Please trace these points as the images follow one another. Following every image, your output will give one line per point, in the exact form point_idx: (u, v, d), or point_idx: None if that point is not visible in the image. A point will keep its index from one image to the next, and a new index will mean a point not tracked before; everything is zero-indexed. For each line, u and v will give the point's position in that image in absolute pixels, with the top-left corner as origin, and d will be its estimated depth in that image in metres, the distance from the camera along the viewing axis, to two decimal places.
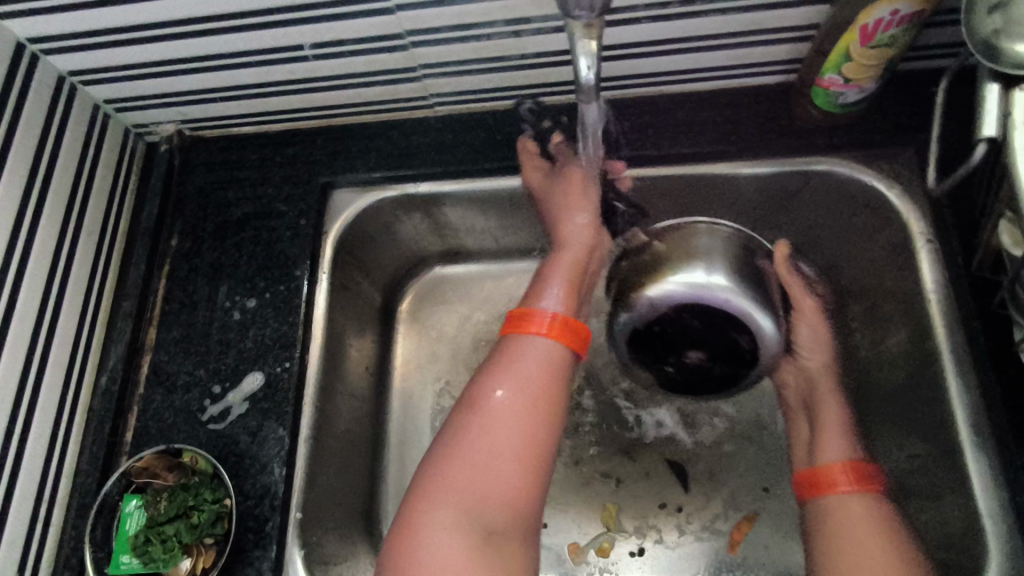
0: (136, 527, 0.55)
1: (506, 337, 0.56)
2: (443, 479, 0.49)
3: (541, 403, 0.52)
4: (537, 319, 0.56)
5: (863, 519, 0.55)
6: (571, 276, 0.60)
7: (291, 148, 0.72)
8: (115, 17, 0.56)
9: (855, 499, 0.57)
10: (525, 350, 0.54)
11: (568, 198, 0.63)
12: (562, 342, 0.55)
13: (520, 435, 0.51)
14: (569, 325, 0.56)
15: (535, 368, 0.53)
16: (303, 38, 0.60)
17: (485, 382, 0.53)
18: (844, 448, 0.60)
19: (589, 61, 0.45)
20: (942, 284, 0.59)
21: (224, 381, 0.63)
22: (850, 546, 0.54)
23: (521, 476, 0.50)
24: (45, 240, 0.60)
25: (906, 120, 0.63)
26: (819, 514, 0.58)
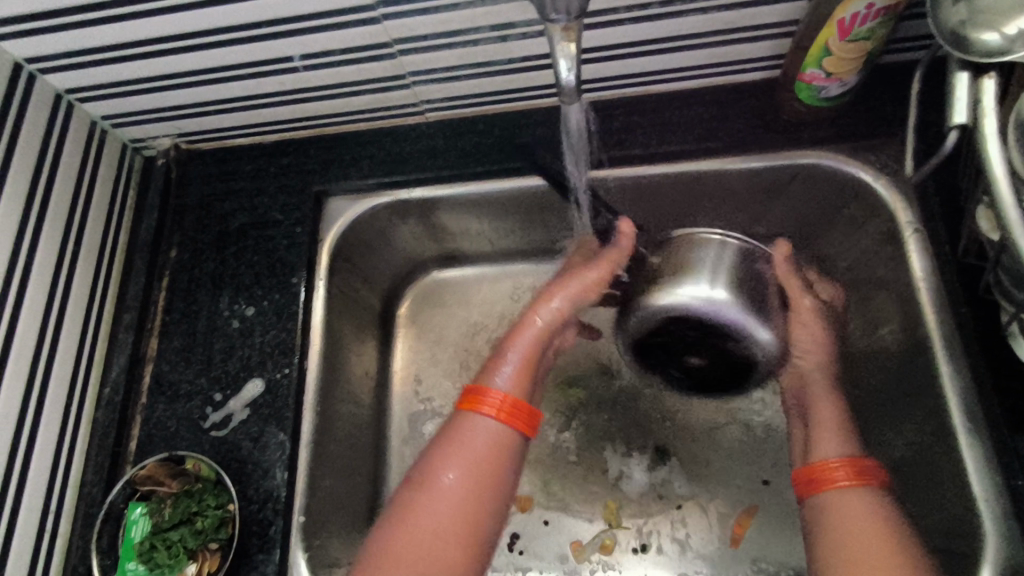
0: (141, 534, 0.56)
1: (459, 414, 0.58)
2: (390, 564, 0.51)
3: (485, 486, 0.55)
4: (490, 400, 0.58)
5: (865, 518, 0.53)
6: (526, 359, 0.61)
7: (286, 158, 0.73)
8: (108, 36, 0.58)
9: (855, 498, 0.55)
10: (472, 430, 0.57)
11: (570, 289, 0.65)
12: (508, 424, 0.57)
13: (465, 520, 0.53)
14: (519, 409, 0.58)
15: (482, 450, 0.56)
16: (293, 50, 0.61)
17: (436, 463, 0.55)
18: (842, 446, 0.58)
19: (569, 63, 0.46)
20: (930, 271, 0.60)
21: (225, 388, 0.63)
22: (855, 550, 0.52)
23: (463, 561, 0.52)
24: (46, 255, 0.61)
25: (889, 112, 0.64)
26: (818, 513, 0.55)
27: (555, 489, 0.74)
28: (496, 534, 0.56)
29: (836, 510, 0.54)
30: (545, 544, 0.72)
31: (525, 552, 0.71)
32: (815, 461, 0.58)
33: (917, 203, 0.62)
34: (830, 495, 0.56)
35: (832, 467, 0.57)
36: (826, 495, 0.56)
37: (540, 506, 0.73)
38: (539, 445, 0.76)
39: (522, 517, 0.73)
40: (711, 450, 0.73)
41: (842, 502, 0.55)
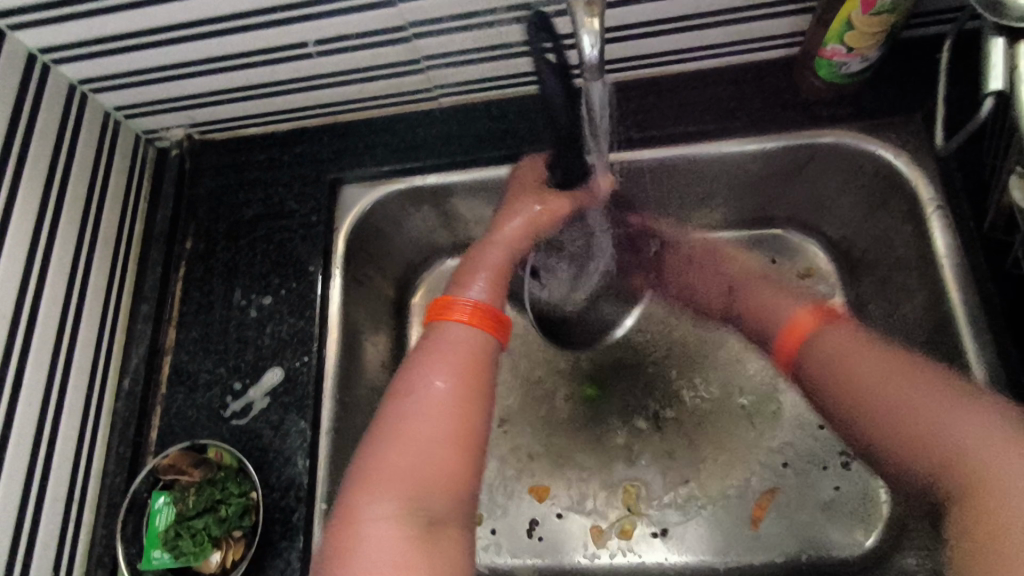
0: (166, 522, 0.56)
1: (436, 325, 0.56)
2: (380, 468, 0.48)
3: (466, 386, 0.52)
4: (457, 308, 0.56)
5: (846, 341, 0.55)
6: (498, 269, 0.60)
7: (298, 146, 0.73)
8: (121, 24, 0.58)
9: (841, 340, 0.56)
10: (446, 338, 0.55)
11: (524, 201, 0.64)
12: (484, 331, 0.56)
13: (456, 425, 0.50)
14: (492, 315, 0.57)
15: (466, 358, 0.54)
16: (306, 35, 0.61)
17: (424, 372, 0.52)
18: (791, 306, 0.62)
19: (593, 40, 0.45)
20: (954, 248, 0.59)
21: (244, 377, 0.63)
22: (862, 369, 0.53)
23: (457, 464, 0.50)
24: (64, 246, 0.61)
25: (911, 88, 0.63)
26: (829, 348, 0.56)
27: (572, 474, 0.73)
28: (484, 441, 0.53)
29: (852, 368, 0.53)
30: (564, 530, 0.71)
31: (545, 537, 0.71)
32: (786, 326, 0.61)
33: (940, 179, 0.61)
34: (820, 354, 0.56)
35: (793, 331, 0.60)
36: (834, 354, 0.55)
37: (559, 492, 0.73)
38: (555, 431, 0.75)
39: (539, 503, 0.73)
40: (724, 430, 0.73)
41: (836, 354, 0.55)
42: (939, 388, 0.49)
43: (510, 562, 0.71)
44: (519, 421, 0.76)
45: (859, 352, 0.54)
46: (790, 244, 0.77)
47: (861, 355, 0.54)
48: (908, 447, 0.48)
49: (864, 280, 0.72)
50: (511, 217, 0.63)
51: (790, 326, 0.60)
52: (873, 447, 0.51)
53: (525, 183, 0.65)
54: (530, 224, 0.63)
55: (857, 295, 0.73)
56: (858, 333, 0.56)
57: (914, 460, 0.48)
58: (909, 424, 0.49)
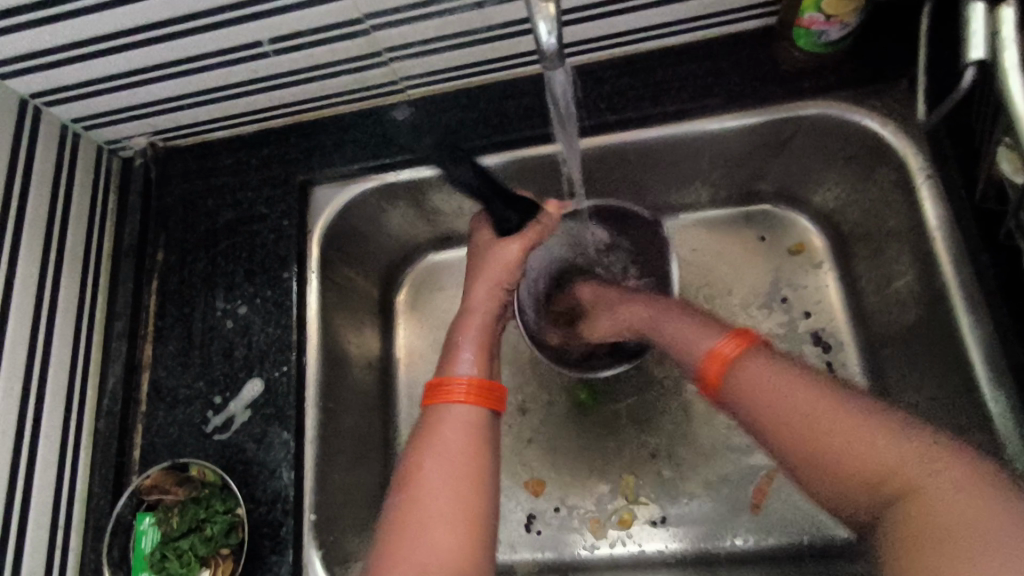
0: (151, 544, 0.56)
1: (429, 408, 0.55)
2: (392, 554, 0.47)
3: (465, 465, 0.51)
4: (454, 388, 0.55)
5: (770, 374, 0.49)
6: (482, 341, 0.59)
7: (266, 148, 0.71)
8: (64, 34, 0.55)
9: (769, 369, 0.50)
10: (446, 420, 0.53)
11: (489, 265, 0.61)
12: (480, 405, 0.54)
13: (453, 503, 0.49)
14: (486, 387, 0.55)
15: (460, 437, 0.52)
16: (260, 34, 0.58)
17: (419, 454, 0.52)
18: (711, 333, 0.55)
19: (549, 26, 0.42)
20: (945, 220, 0.57)
21: (224, 391, 0.62)
22: (783, 403, 0.47)
23: (462, 547, 0.47)
24: (28, 268, 0.59)
25: (896, 53, 0.60)
26: (735, 387, 0.51)
27: (567, 467, 0.72)
28: (493, 516, 0.50)
29: (769, 407, 0.48)
30: (560, 523, 0.71)
31: (543, 531, 0.71)
32: (702, 353, 0.54)
33: (930, 147, 0.59)
34: (742, 385, 0.50)
35: (715, 355, 0.53)
36: (747, 398, 0.49)
37: (554, 485, 0.72)
38: (549, 426, 0.74)
39: (535, 499, 0.72)
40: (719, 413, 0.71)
41: (767, 388, 0.49)
42: (876, 423, 0.44)
43: (510, 557, 0.70)
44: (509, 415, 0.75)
45: (791, 385, 0.48)
46: (778, 219, 0.75)
47: (791, 389, 0.48)
48: (844, 478, 0.44)
49: (854, 251, 0.70)
50: (481, 279, 0.61)
51: (704, 361, 0.53)
52: (817, 485, 0.45)
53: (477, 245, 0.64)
54: (501, 284, 0.62)
55: (848, 267, 0.71)
56: (786, 361, 0.50)
57: (856, 489, 0.43)
58: (865, 465, 0.43)
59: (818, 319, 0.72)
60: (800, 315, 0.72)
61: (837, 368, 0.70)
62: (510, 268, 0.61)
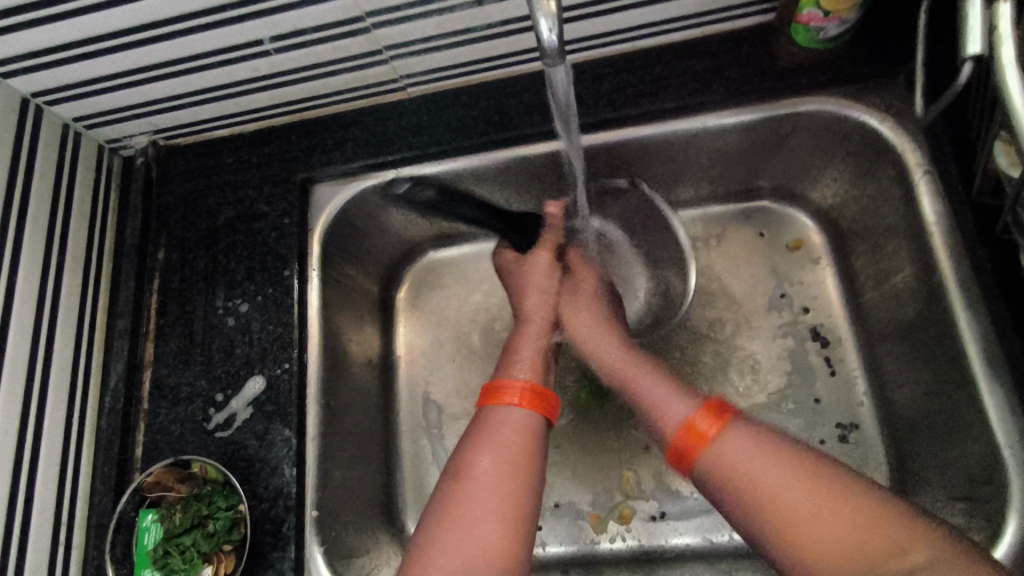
0: (154, 541, 0.56)
1: (484, 408, 0.55)
2: (433, 549, 0.47)
3: (519, 465, 0.51)
4: (508, 390, 0.55)
5: (739, 449, 0.49)
6: (541, 349, 0.60)
7: (266, 146, 0.71)
8: (64, 32, 0.55)
9: (740, 442, 0.49)
10: (501, 419, 0.54)
11: (533, 279, 0.65)
12: (535, 409, 0.54)
13: (502, 502, 0.49)
14: (539, 393, 0.55)
15: (516, 439, 0.52)
16: (261, 32, 0.58)
17: (472, 451, 0.52)
18: (682, 400, 0.54)
19: (550, 23, 0.43)
20: (943, 215, 0.57)
21: (226, 388, 0.62)
22: (757, 485, 0.47)
23: (507, 545, 0.48)
24: (30, 266, 0.60)
25: (893, 49, 0.61)
26: (709, 469, 0.50)
27: (568, 464, 0.73)
28: (537, 514, 0.51)
29: (742, 486, 0.48)
30: (561, 520, 0.71)
31: (543, 527, 0.71)
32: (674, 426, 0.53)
33: (927, 142, 0.59)
34: (717, 463, 0.50)
35: (690, 430, 0.52)
36: (725, 477, 0.49)
37: (555, 481, 0.72)
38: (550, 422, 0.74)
39: None
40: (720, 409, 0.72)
41: (751, 467, 0.48)
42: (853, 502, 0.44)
43: None
44: None
45: (762, 463, 0.48)
46: (777, 215, 0.75)
47: (762, 466, 0.48)
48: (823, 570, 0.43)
49: (853, 247, 0.70)
50: (531, 293, 0.64)
51: (676, 436, 0.52)
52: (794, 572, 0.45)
53: (511, 266, 0.67)
54: (552, 291, 0.64)
55: (847, 263, 0.72)
56: (754, 431, 0.50)
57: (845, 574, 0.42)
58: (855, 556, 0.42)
59: (817, 315, 0.72)
60: (799, 310, 0.73)
61: (837, 364, 0.71)
62: (551, 274, 0.65)
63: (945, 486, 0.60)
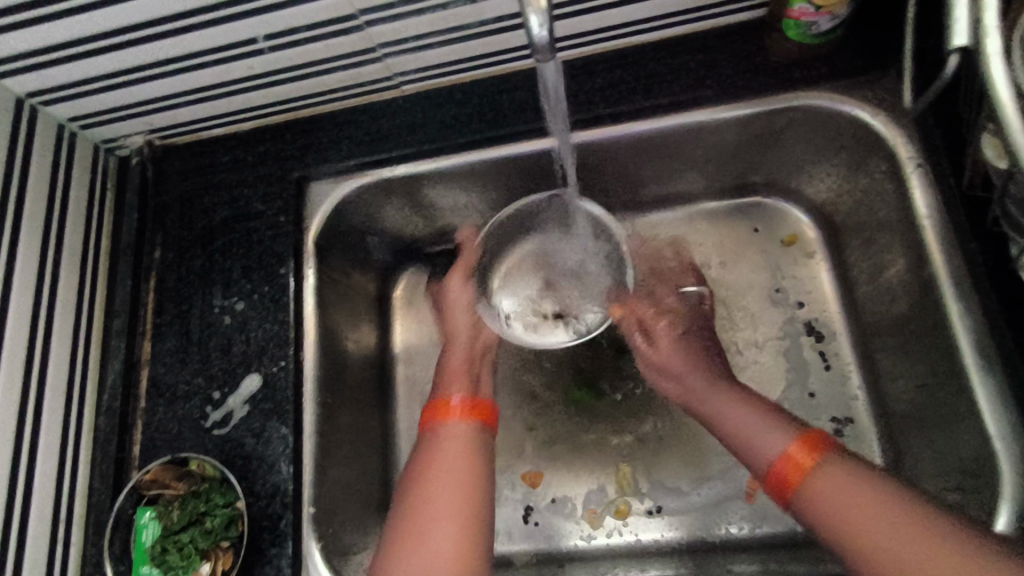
0: (152, 538, 0.56)
1: (426, 425, 0.61)
2: (399, 553, 0.51)
3: (464, 469, 0.56)
4: (446, 406, 0.61)
5: (836, 479, 0.49)
6: (464, 364, 0.65)
7: (261, 145, 0.71)
8: (58, 32, 0.55)
9: (833, 473, 0.50)
10: (444, 433, 0.59)
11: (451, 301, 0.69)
12: (471, 419, 0.60)
13: (451, 503, 0.54)
14: (475, 403, 0.61)
15: (456, 449, 0.58)
16: (254, 31, 0.58)
17: (422, 462, 0.57)
18: (776, 431, 0.55)
19: (540, 18, 0.43)
20: (935, 207, 0.57)
21: (223, 386, 0.63)
22: (850, 514, 0.47)
23: (461, 541, 0.52)
24: (26, 266, 0.60)
25: (885, 44, 0.61)
26: (808, 499, 0.50)
27: (564, 460, 0.73)
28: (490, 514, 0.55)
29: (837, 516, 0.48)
30: (558, 516, 0.71)
31: (540, 522, 0.71)
32: (771, 460, 0.53)
33: (919, 136, 0.59)
34: (815, 495, 0.50)
35: (789, 461, 0.52)
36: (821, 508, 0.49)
37: (551, 477, 0.73)
38: (546, 418, 0.75)
39: (533, 492, 0.72)
40: None
41: (842, 495, 0.48)
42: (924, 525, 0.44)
43: (509, 548, 0.71)
44: (507, 408, 0.75)
45: (853, 492, 0.48)
46: (771, 211, 0.75)
47: (853, 495, 0.48)
48: None
49: (847, 242, 0.71)
50: (452, 314, 0.69)
51: (775, 467, 0.53)
52: None
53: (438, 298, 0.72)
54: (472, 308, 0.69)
55: (841, 258, 0.72)
56: (847, 463, 0.50)
57: None
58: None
59: (812, 309, 0.73)
60: (793, 305, 0.73)
61: (832, 358, 0.71)
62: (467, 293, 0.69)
63: (938, 478, 0.60)
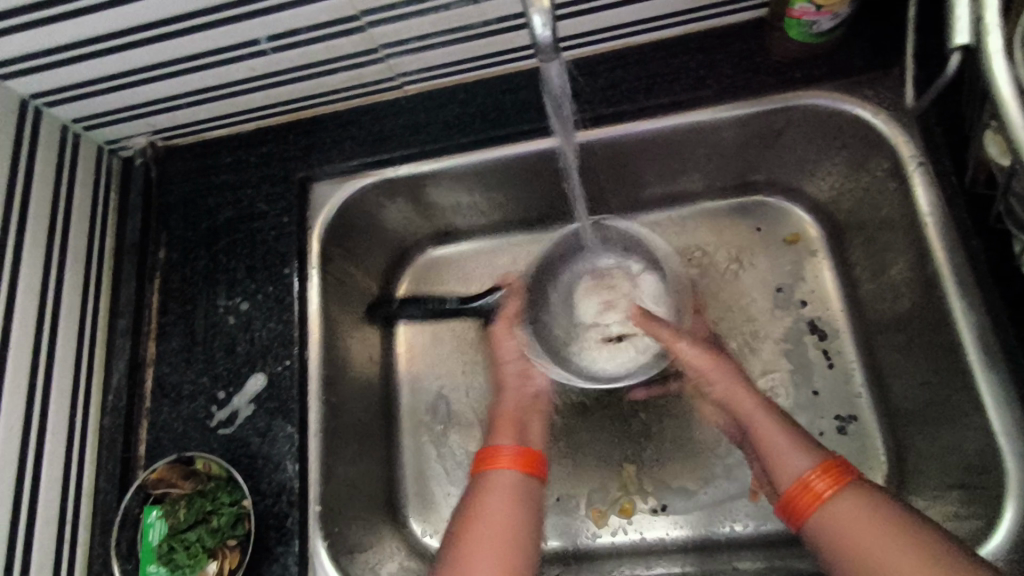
0: (158, 537, 0.56)
1: (479, 473, 0.55)
2: None
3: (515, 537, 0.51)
4: (499, 457, 0.55)
5: (889, 536, 0.46)
6: (510, 418, 0.60)
7: (264, 146, 0.71)
8: (62, 34, 0.55)
9: (879, 526, 0.46)
10: (497, 488, 0.53)
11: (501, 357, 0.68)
12: (526, 475, 0.55)
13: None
14: (532, 458, 0.56)
15: (509, 510, 0.52)
16: (258, 32, 0.59)
17: (473, 521, 0.51)
18: (799, 457, 0.52)
19: (544, 19, 0.43)
20: (936, 205, 0.58)
21: (228, 385, 0.63)
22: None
23: None
24: (31, 267, 0.60)
25: (885, 42, 0.62)
26: (826, 534, 0.48)
27: (568, 459, 0.73)
28: None
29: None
30: (563, 514, 0.71)
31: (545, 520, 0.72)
32: (790, 485, 0.52)
33: (920, 134, 0.60)
34: (840, 536, 0.47)
35: (806, 489, 0.50)
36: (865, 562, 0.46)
37: (555, 476, 0.73)
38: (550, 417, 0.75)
39: None
40: None
41: (896, 557, 0.44)
42: None
43: None
44: None
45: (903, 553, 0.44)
46: (773, 210, 0.76)
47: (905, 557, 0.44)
48: None
49: (848, 240, 0.71)
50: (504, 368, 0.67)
51: (791, 491, 0.51)
52: None
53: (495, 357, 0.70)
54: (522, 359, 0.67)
55: (842, 256, 0.72)
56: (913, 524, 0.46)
57: None
58: None
59: (814, 307, 0.73)
60: (795, 303, 0.73)
61: (834, 355, 0.71)
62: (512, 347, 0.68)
63: (941, 475, 0.60)
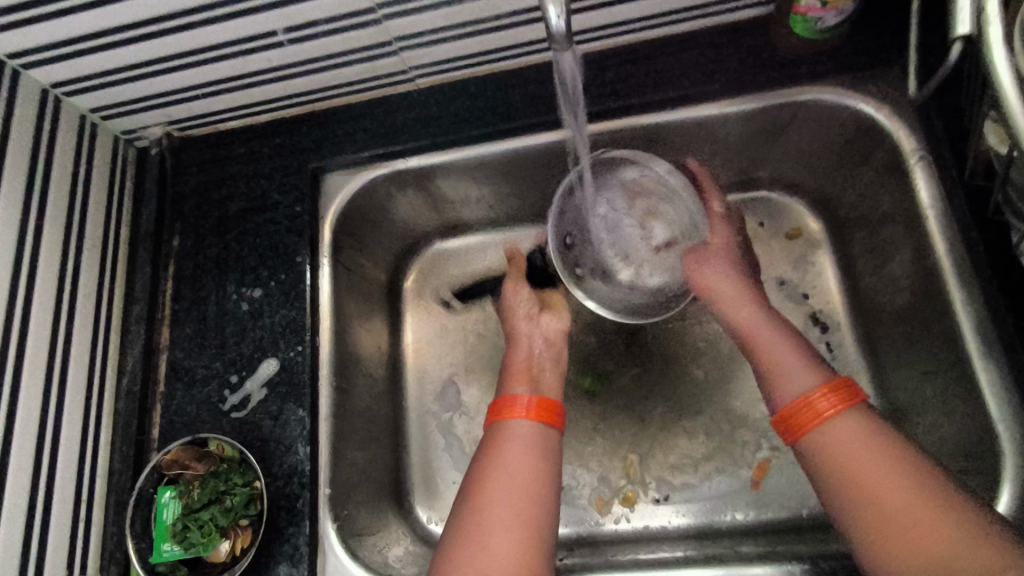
0: (173, 516, 0.57)
1: (495, 421, 0.56)
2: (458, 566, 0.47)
3: (527, 477, 0.52)
4: (516, 405, 0.56)
5: (866, 452, 0.48)
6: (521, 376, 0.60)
7: (278, 137, 0.73)
8: (86, 23, 0.57)
9: (863, 443, 0.49)
10: (512, 435, 0.55)
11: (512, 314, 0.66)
12: (541, 420, 0.56)
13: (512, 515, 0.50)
14: (548, 405, 0.56)
15: (522, 455, 0.53)
16: (275, 24, 0.60)
17: (487, 469, 0.53)
18: (804, 375, 0.54)
19: (558, 9, 0.44)
20: (938, 197, 0.59)
21: (241, 370, 0.64)
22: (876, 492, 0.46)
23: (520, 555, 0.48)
24: (50, 250, 0.61)
25: (889, 40, 0.63)
26: (818, 452, 0.50)
27: (573, 448, 0.74)
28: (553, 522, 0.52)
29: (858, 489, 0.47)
30: (567, 502, 0.72)
31: None
32: (791, 402, 0.53)
33: (923, 129, 0.61)
34: (830, 451, 0.50)
35: (808, 405, 0.52)
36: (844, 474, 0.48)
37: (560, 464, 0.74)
38: None
39: None
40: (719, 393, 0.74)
41: (870, 473, 0.47)
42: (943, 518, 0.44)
43: None
44: None
45: (879, 467, 0.47)
46: (776, 205, 0.77)
47: (880, 472, 0.47)
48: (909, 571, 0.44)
49: (850, 234, 0.72)
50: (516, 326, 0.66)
51: (791, 407, 0.52)
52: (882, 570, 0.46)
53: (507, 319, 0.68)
54: (534, 315, 0.65)
55: (845, 250, 0.73)
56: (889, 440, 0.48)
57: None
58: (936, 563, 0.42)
59: (816, 300, 0.74)
60: (798, 296, 0.74)
61: (835, 347, 0.73)
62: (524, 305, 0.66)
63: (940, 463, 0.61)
